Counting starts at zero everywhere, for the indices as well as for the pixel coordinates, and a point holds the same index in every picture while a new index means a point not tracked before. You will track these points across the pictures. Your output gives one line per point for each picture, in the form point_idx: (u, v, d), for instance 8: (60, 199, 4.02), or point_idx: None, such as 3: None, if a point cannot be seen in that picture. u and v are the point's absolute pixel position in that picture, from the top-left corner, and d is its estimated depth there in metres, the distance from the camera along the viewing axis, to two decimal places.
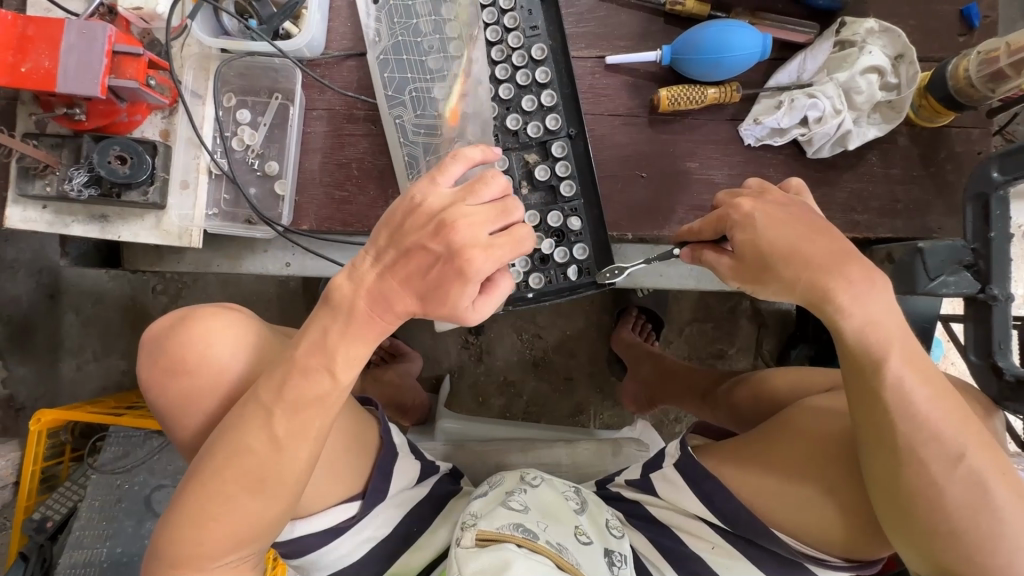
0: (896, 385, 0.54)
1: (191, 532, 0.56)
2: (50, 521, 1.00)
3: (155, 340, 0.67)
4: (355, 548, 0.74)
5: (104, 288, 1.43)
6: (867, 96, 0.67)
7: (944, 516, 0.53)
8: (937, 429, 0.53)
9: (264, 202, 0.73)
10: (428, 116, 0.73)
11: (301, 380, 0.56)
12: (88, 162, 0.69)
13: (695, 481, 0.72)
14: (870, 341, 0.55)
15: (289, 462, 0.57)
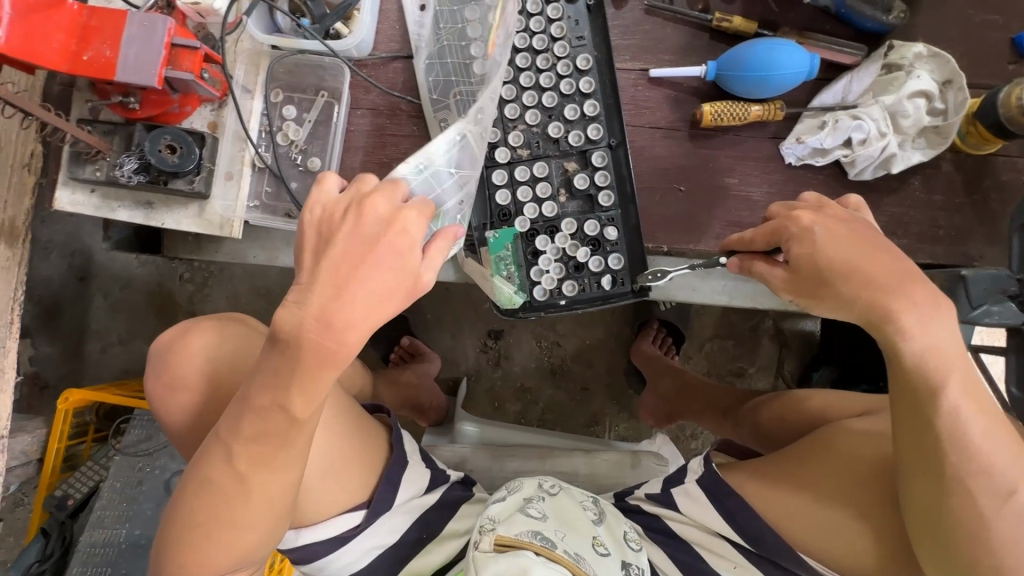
0: (949, 414, 0.53)
1: (182, 552, 0.58)
2: (70, 499, 1.02)
3: (158, 354, 0.69)
4: (359, 558, 0.72)
5: (133, 273, 1.46)
6: (914, 120, 0.66)
7: (982, 548, 0.53)
8: (988, 463, 0.53)
9: (305, 196, 0.75)
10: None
11: (258, 413, 0.54)
12: (139, 150, 0.71)
13: (717, 497, 0.72)
14: (927, 365, 0.54)
15: (261, 491, 0.56)
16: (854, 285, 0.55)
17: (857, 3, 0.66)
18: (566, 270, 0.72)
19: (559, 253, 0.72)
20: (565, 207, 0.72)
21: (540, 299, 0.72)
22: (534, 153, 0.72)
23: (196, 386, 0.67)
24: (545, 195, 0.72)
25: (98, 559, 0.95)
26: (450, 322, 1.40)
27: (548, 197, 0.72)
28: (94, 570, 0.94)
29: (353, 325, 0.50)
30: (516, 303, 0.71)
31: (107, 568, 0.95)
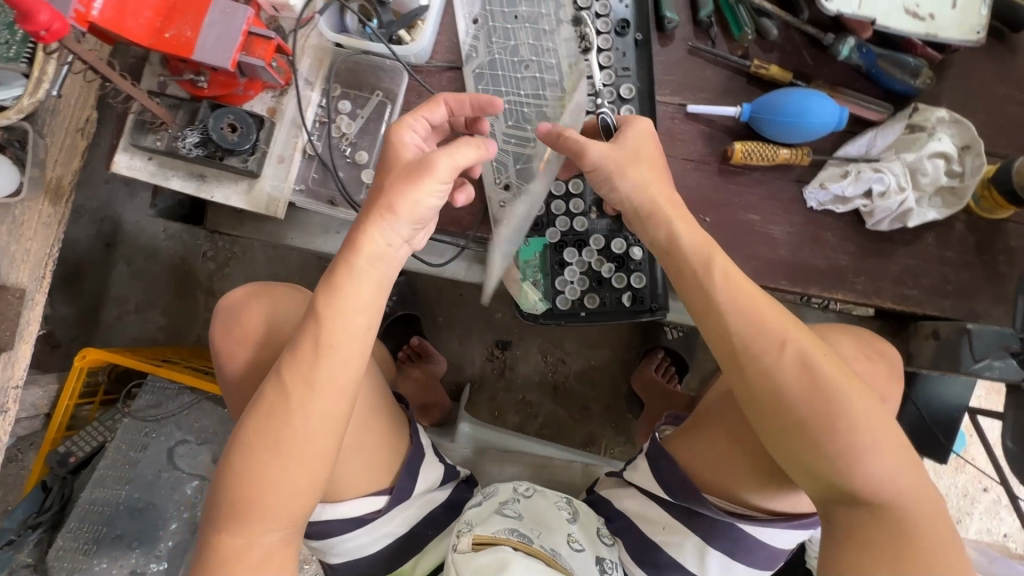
0: (690, 298, 0.59)
1: (234, 493, 0.59)
2: (73, 456, 1.02)
3: (229, 307, 0.77)
4: (373, 542, 0.76)
5: (158, 245, 1.49)
6: (932, 179, 0.70)
7: (774, 395, 0.54)
8: (754, 328, 0.55)
9: (351, 185, 0.79)
10: (518, 130, 0.77)
11: (301, 328, 0.60)
12: (202, 125, 0.75)
13: (652, 458, 0.72)
14: (688, 252, 0.59)
15: (301, 413, 0.59)
16: (633, 176, 0.61)
17: (888, 65, 0.71)
18: (587, 283, 0.76)
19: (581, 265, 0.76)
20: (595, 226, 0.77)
21: (560, 307, 0.76)
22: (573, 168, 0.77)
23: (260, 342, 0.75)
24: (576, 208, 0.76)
25: (95, 517, 0.97)
26: (460, 328, 1.43)
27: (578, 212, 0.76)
28: (90, 527, 0.96)
29: (371, 223, 0.58)
30: (541, 309, 0.77)
31: (102, 527, 0.96)
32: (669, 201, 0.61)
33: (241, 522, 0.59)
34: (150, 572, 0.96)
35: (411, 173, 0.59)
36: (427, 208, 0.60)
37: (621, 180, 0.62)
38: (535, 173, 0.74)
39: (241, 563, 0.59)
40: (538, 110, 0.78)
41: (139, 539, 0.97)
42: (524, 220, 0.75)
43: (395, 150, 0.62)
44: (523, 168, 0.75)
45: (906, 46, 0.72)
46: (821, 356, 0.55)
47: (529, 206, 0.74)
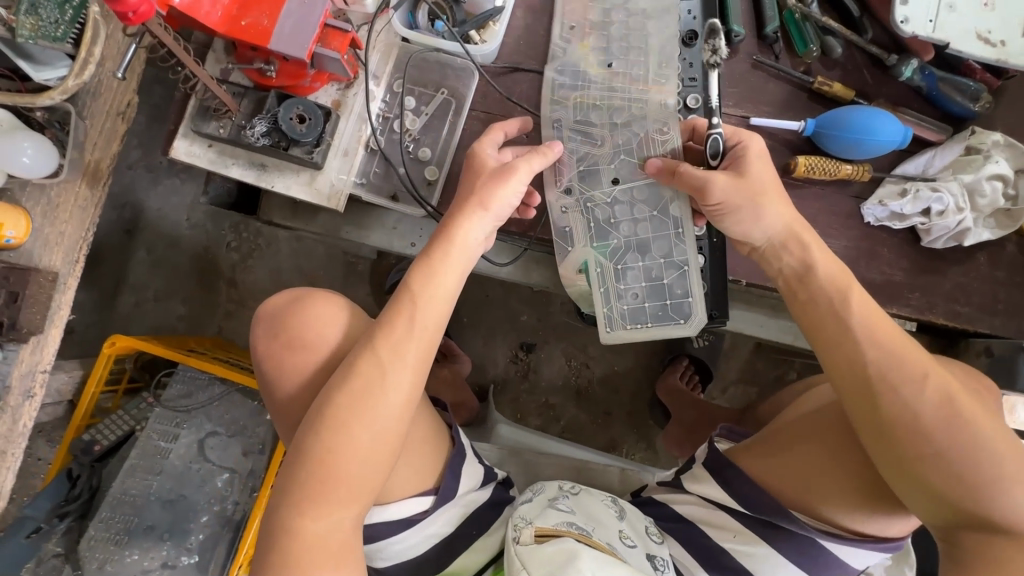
0: (823, 326, 0.62)
1: (314, 470, 0.58)
2: (98, 444, 1.00)
3: (276, 313, 0.73)
4: (420, 544, 0.72)
5: (180, 234, 1.46)
6: (990, 201, 0.71)
7: (905, 417, 0.57)
8: (890, 358, 0.58)
9: (414, 182, 0.79)
10: (584, 127, 0.75)
11: (392, 307, 0.63)
12: (269, 113, 0.74)
13: (717, 470, 0.74)
14: (825, 283, 0.62)
15: (392, 390, 0.60)
16: (771, 211, 0.64)
17: (948, 88, 0.73)
18: (657, 311, 0.74)
19: (649, 291, 0.75)
20: (659, 246, 0.74)
21: (630, 335, 0.74)
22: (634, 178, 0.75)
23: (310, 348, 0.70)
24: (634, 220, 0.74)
25: (127, 507, 0.96)
26: (485, 328, 1.43)
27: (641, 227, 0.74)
28: (121, 518, 0.95)
29: (464, 214, 0.64)
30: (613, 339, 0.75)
31: (133, 517, 0.95)
32: (803, 229, 0.64)
33: (310, 496, 0.58)
34: (182, 564, 0.95)
35: (494, 177, 0.65)
36: (509, 205, 0.66)
37: (758, 215, 0.64)
38: (600, 182, 0.75)
39: (316, 547, 0.57)
40: (612, 110, 0.74)
41: (170, 531, 0.96)
42: (586, 232, 0.75)
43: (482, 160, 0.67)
44: (587, 172, 0.75)
45: (965, 69, 0.75)
46: (961, 391, 0.57)
47: (589, 218, 0.75)
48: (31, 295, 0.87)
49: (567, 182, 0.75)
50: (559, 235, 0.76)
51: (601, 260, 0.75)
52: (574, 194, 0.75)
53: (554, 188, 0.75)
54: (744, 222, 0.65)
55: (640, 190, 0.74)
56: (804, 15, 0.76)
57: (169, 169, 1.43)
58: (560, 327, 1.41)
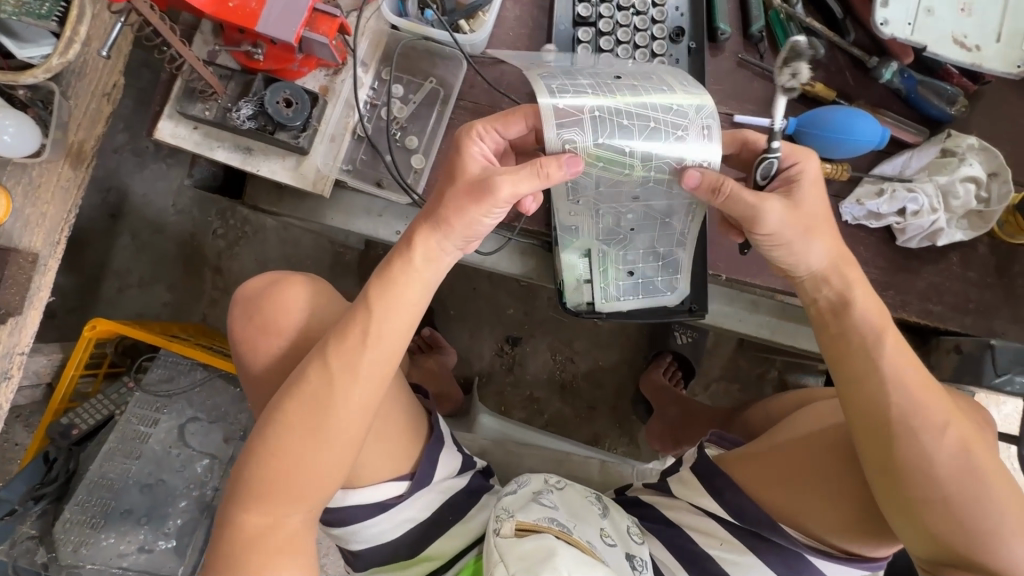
0: (852, 362, 0.62)
1: (263, 470, 0.59)
2: (76, 428, 0.99)
3: (248, 299, 0.72)
4: (393, 529, 0.72)
5: (166, 220, 1.43)
6: (964, 202, 0.73)
7: (917, 462, 0.58)
8: (913, 401, 0.60)
9: (400, 169, 0.79)
10: (611, 149, 0.63)
11: (350, 317, 0.61)
12: (256, 97, 0.74)
13: (707, 478, 0.76)
14: (861, 323, 0.63)
15: (341, 401, 0.59)
16: (821, 247, 0.62)
17: (925, 91, 0.75)
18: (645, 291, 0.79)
19: (642, 268, 0.78)
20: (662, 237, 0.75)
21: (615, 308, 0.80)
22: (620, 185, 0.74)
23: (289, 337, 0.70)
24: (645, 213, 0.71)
25: (105, 490, 0.95)
26: (471, 321, 1.43)
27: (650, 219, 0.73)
28: (98, 501, 0.94)
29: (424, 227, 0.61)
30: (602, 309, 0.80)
31: (111, 501, 0.95)
32: (848, 263, 0.64)
33: (259, 496, 0.58)
34: (159, 549, 0.94)
35: (471, 193, 0.59)
36: (477, 223, 0.60)
37: (808, 250, 0.63)
38: (617, 192, 0.68)
39: (263, 545, 0.57)
40: (642, 129, 0.63)
41: (147, 515, 0.95)
42: (596, 226, 0.74)
43: (471, 160, 0.61)
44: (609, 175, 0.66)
45: (943, 73, 0.76)
46: (978, 442, 0.59)
47: (599, 212, 0.72)
48: (10, 275, 0.86)
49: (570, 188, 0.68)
50: (564, 228, 0.75)
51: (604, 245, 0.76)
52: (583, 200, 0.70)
53: (560, 191, 0.68)
54: (792, 253, 0.63)
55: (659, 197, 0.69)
56: (788, 15, 0.77)
57: (156, 153, 1.41)
58: (546, 321, 1.42)
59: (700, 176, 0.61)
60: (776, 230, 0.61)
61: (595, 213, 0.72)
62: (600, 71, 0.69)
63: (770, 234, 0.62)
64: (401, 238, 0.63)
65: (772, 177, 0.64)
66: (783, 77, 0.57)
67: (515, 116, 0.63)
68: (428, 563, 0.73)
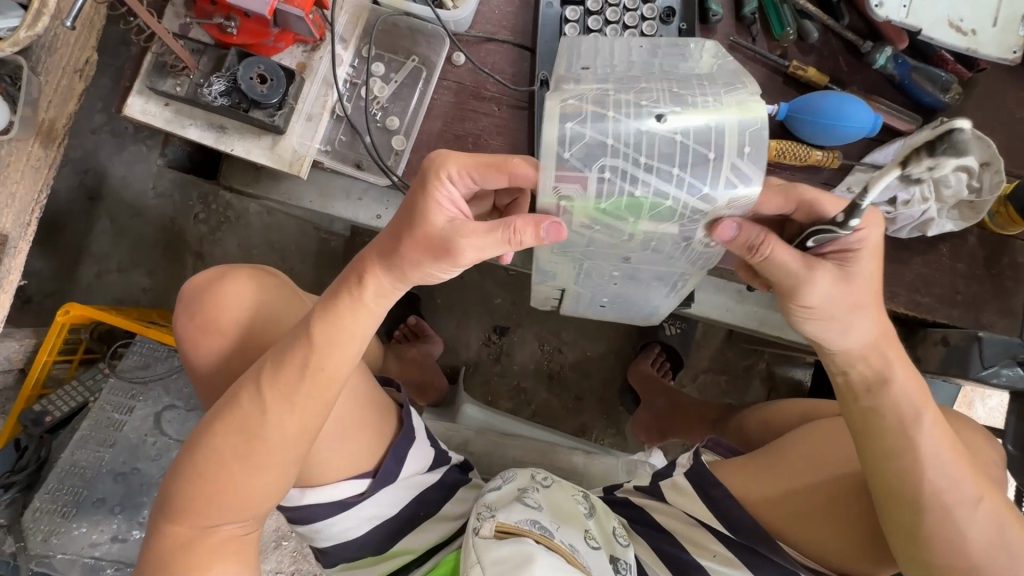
0: (883, 437, 0.59)
1: (193, 486, 0.57)
2: (49, 416, 0.95)
3: (192, 296, 0.70)
4: (357, 527, 0.70)
5: (147, 204, 1.37)
6: (954, 191, 0.71)
7: (947, 538, 0.58)
8: (948, 475, 0.58)
9: (380, 151, 0.77)
10: (629, 194, 0.54)
11: (289, 346, 0.58)
12: (229, 73, 0.71)
13: (702, 487, 0.76)
14: (902, 397, 0.58)
15: (274, 426, 0.57)
16: (869, 322, 0.56)
17: (919, 77, 0.73)
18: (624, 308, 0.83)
19: (621, 299, 0.79)
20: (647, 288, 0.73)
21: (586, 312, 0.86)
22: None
23: (231, 334, 0.68)
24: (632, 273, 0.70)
25: (76, 478, 0.93)
26: (458, 310, 1.41)
27: (636, 277, 0.70)
28: (70, 489, 0.92)
29: (372, 263, 0.56)
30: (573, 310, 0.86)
31: (83, 489, 0.93)
32: (891, 341, 0.58)
33: (188, 512, 0.57)
34: (133, 538, 0.93)
35: (431, 250, 0.53)
36: (433, 274, 0.56)
37: (847, 326, 0.56)
38: (617, 246, 0.62)
39: (193, 555, 0.57)
40: (669, 171, 0.53)
41: (121, 505, 0.94)
42: (575, 271, 0.70)
43: (442, 211, 0.54)
44: (613, 224, 0.58)
45: (938, 60, 0.75)
46: (1011, 516, 0.59)
47: (580, 266, 0.67)
48: None
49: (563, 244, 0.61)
50: (540, 268, 0.71)
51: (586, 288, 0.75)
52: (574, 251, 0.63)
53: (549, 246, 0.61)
54: (829, 328, 0.56)
55: (664, 246, 0.61)
56: None
57: (135, 135, 1.36)
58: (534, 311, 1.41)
59: (739, 231, 0.54)
60: (818, 305, 0.54)
61: (576, 268, 0.69)
62: (635, 79, 0.58)
63: (811, 308, 0.55)
64: (351, 266, 0.58)
65: (822, 243, 0.55)
66: (917, 168, 0.45)
67: (496, 167, 0.54)
68: (401, 558, 0.72)
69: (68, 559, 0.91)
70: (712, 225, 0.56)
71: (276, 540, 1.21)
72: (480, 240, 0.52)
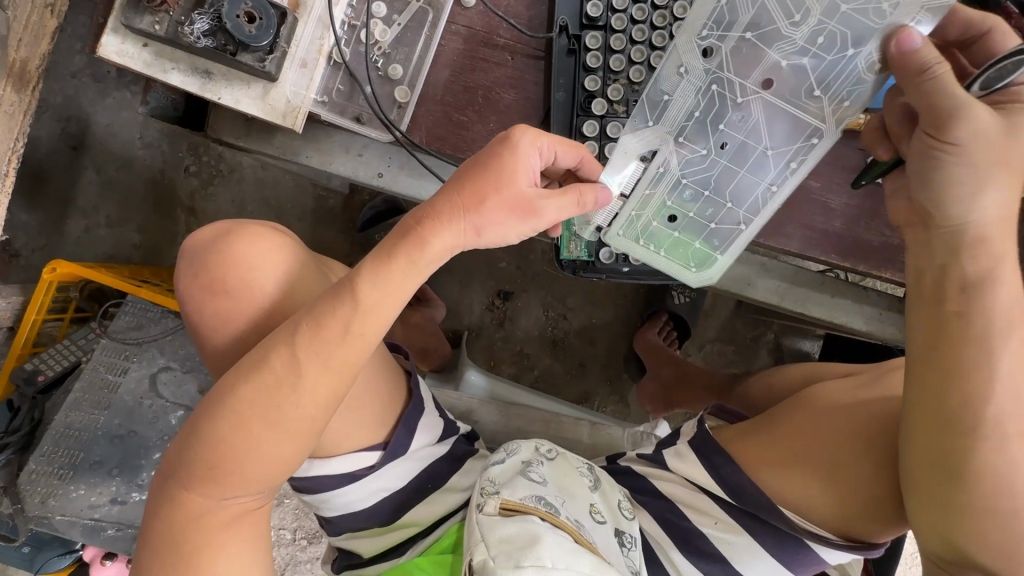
0: (962, 351, 0.52)
1: (210, 453, 0.53)
2: (41, 375, 0.95)
3: (198, 250, 0.63)
4: (365, 499, 0.69)
5: (134, 153, 1.29)
6: None
7: (993, 480, 0.52)
8: (1013, 407, 0.51)
9: (382, 103, 0.71)
10: (751, 44, 0.64)
11: (330, 303, 0.54)
12: (212, 9, 0.63)
13: (705, 454, 0.74)
14: (997, 304, 0.52)
15: (307, 391, 0.53)
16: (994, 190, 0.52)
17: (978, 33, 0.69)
18: (691, 233, 0.71)
19: (701, 203, 0.70)
20: (742, 182, 0.68)
21: (633, 246, 0.70)
22: (615, 127, 0.69)
23: (238, 292, 0.61)
24: (756, 122, 0.66)
25: (72, 440, 0.91)
26: (461, 273, 1.37)
27: (742, 147, 0.67)
28: (66, 452, 0.91)
29: (441, 218, 0.54)
30: (619, 249, 0.70)
31: (79, 452, 0.91)
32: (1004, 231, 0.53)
33: (210, 478, 0.53)
34: (133, 500, 0.92)
35: (512, 214, 0.54)
36: (507, 239, 0.56)
37: (978, 190, 0.52)
38: (762, 53, 0.64)
39: (202, 527, 0.54)
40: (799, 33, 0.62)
41: (119, 467, 0.92)
42: (687, 113, 0.66)
43: (519, 177, 0.55)
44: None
45: None
46: None
47: (703, 93, 0.66)
48: None
49: (707, 29, 0.63)
50: (651, 101, 0.66)
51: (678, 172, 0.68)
52: (706, 61, 0.64)
53: (692, 32, 0.64)
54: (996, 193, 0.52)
55: (818, 63, 0.62)
56: None
57: (118, 80, 1.27)
58: (540, 276, 1.37)
59: (919, 44, 0.53)
60: (966, 141, 0.51)
61: (695, 101, 0.66)
62: None
63: (957, 143, 0.51)
64: (404, 222, 0.55)
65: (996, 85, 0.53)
66: None
67: (577, 145, 0.59)
68: (407, 529, 0.70)
69: (67, 520, 0.90)
70: (891, 36, 0.57)
71: (279, 498, 1.21)
72: (559, 201, 0.57)
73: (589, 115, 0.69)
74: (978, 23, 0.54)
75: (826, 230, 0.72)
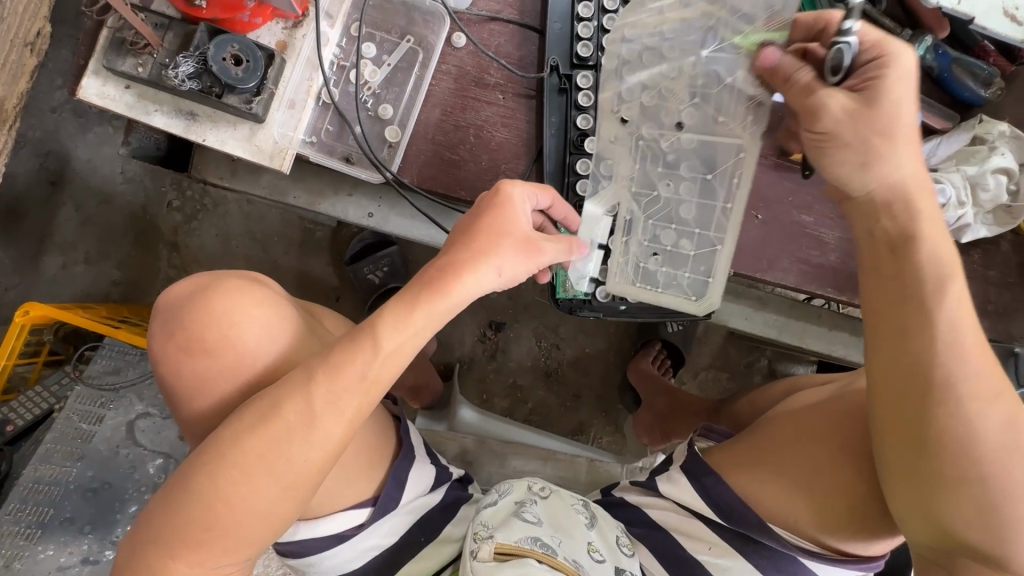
0: (910, 314, 0.52)
1: (202, 510, 0.49)
2: (10, 424, 0.91)
3: (175, 306, 0.60)
4: (355, 558, 0.65)
5: (115, 188, 1.26)
6: (992, 196, 0.68)
7: (956, 446, 0.50)
8: (960, 363, 0.50)
9: (372, 142, 0.70)
10: (654, 107, 0.70)
11: (349, 348, 0.52)
12: (198, 52, 0.62)
13: (697, 476, 0.71)
14: (924, 265, 0.52)
15: (320, 441, 0.51)
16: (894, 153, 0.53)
17: (960, 71, 0.71)
18: (678, 267, 0.71)
19: (677, 235, 0.71)
20: (701, 210, 0.70)
21: (637, 291, 0.71)
22: (606, 167, 0.70)
23: (214, 350, 0.58)
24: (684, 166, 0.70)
25: (42, 496, 0.86)
26: None
27: (689, 184, 0.70)
28: (34, 509, 0.85)
29: (463, 263, 0.54)
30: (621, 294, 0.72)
31: (49, 508, 0.86)
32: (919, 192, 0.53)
33: (202, 541, 0.49)
34: (106, 559, 0.86)
35: (517, 255, 0.55)
36: (517, 279, 0.57)
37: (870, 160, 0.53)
38: (660, 111, 0.70)
39: None
40: (683, 100, 0.69)
41: (92, 524, 0.87)
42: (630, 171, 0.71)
43: (514, 218, 0.56)
44: (657, 77, 0.69)
45: (980, 51, 0.73)
46: None
47: (636, 149, 0.70)
48: None
49: (615, 104, 0.70)
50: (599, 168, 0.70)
51: (638, 214, 0.71)
52: (627, 127, 0.70)
53: (608, 112, 0.70)
54: None
55: (707, 108, 0.69)
56: None
57: (100, 115, 1.25)
58: (532, 306, 1.35)
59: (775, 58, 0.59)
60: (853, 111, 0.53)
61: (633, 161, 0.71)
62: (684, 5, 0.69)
63: (815, 133, 0.55)
64: (426, 270, 0.55)
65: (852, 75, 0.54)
66: None
67: (544, 187, 0.60)
68: None
69: None
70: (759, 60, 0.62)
71: None
72: (555, 245, 0.59)
73: (582, 153, 0.70)
74: (811, 26, 0.58)
75: (821, 263, 0.71)
